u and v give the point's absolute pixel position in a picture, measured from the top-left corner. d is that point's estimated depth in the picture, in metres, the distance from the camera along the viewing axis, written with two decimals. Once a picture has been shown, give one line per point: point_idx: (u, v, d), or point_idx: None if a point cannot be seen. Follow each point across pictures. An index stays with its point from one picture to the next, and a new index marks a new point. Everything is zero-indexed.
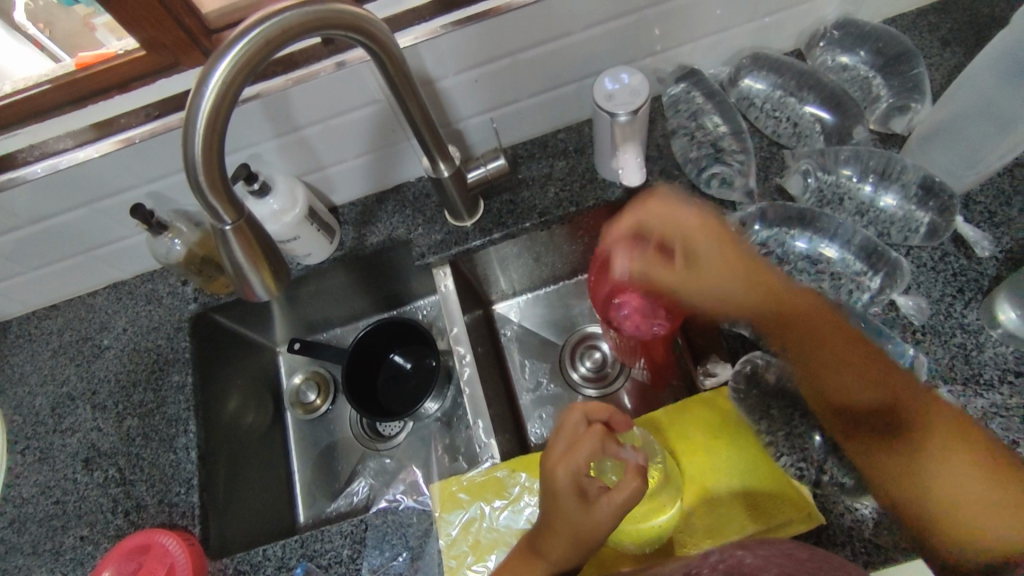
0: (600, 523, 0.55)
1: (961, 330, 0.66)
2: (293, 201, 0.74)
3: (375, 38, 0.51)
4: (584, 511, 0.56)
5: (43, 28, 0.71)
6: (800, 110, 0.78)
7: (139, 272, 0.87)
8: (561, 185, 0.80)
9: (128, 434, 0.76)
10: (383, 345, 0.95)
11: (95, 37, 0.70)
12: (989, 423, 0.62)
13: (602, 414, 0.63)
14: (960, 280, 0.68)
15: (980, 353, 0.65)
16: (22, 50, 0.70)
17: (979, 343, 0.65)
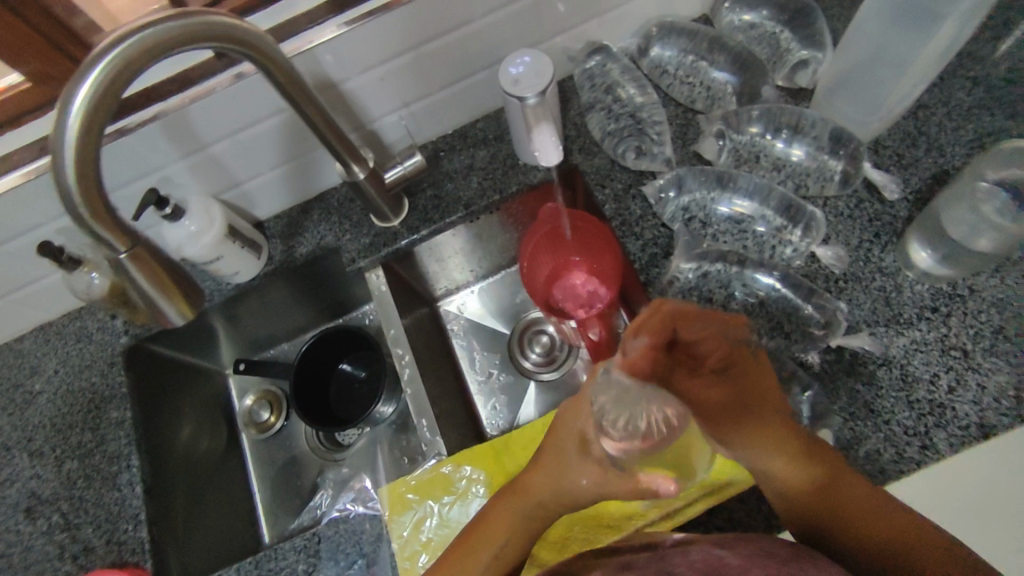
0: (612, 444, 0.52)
1: (880, 274, 0.68)
2: (210, 220, 0.72)
3: (258, 50, 0.50)
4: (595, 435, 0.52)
5: None
6: (710, 75, 0.78)
7: (65, 310, 0.84)
8: (483, 175, 0.80)
9: (68, 477, 0.74)
10: (329, 356, 0.94)
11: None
12: (913, 360, 0.63)
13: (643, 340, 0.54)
14: (875, 224, 0.70)
15: (899, 294, 0.66)
16: None
17: (897, 285, 0.67)
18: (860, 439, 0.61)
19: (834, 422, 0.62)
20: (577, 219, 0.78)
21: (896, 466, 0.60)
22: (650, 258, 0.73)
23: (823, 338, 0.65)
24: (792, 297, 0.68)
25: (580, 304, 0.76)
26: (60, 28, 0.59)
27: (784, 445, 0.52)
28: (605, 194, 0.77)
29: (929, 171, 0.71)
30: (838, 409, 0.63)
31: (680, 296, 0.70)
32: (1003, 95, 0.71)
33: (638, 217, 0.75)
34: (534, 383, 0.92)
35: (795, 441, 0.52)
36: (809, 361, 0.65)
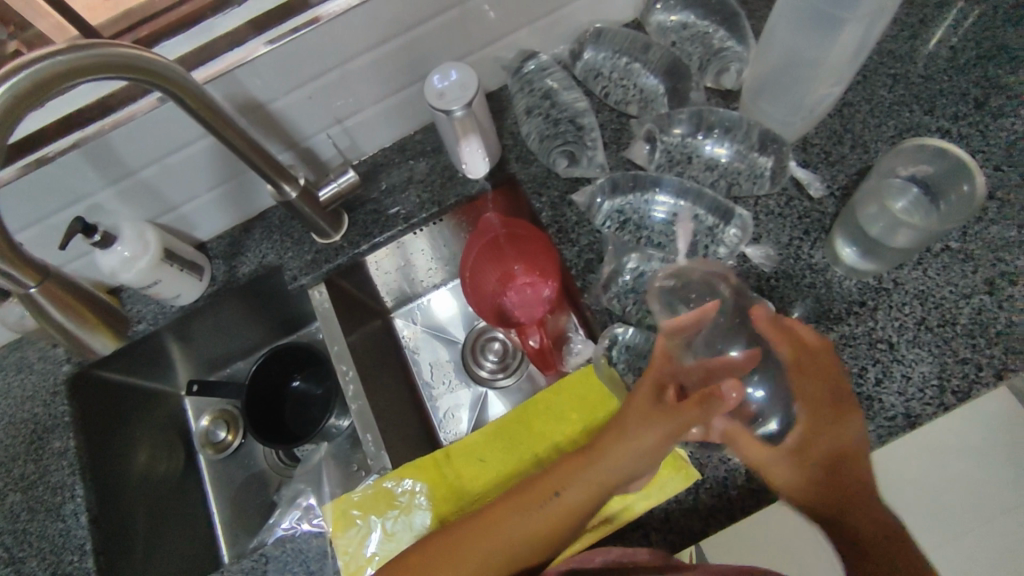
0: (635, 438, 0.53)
1: (809, 270, 0.68)
2: (144, 244, 0.72)
3: (166, 79, 0.50)
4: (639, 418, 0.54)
5: None
6: (641, 79, 0.79)
7: (6, 341, 0.83)
8: (422, 187, 0.81)
9: (12, 510, 0.74)
10: (281, 373, 0.94)
11: None
12: (842, 354, 0.64)
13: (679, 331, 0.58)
14: (805, 221, 0.71)
15: (830, 290, 0.67)
16: None
17: (827, 281, 0.67)
18: None
19: None
20: (510, 228, 0.79)
21: None
22: (587, 263, 0.73)
23: None
24: None
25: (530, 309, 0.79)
26: None
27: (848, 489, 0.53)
28: (541, 202, 0.77)
29: (855, 167, 0.72)
30: None
31: (615, 300, 0.71)
32: (924, 90, 0.73)
33: (574, 224, 0.75)
34: (489, 390, 0.92)
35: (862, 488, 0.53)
36: None
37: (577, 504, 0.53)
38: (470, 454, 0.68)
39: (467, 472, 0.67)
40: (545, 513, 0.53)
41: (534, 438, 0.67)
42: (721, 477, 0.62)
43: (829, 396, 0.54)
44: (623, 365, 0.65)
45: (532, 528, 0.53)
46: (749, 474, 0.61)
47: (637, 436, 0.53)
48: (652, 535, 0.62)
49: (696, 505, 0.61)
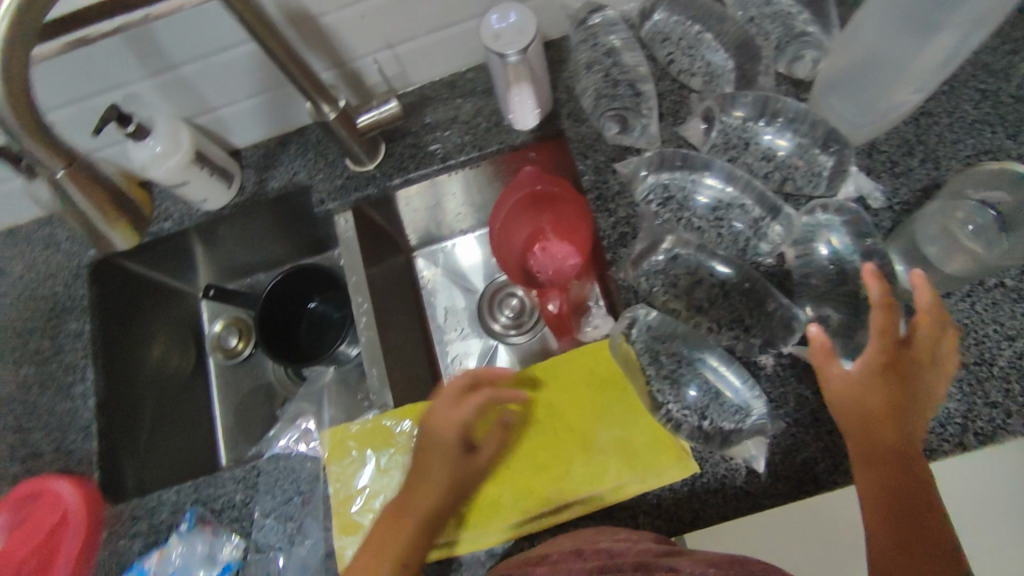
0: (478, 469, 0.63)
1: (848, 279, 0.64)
2: (177, 143, 0.70)
3: None
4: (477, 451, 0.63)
5: None
6: (711, 51, 0.74)
7: (35, 217, 0.83)
8: (464, 129, 0.78)
9: (24, 381, 0.76)
10: (300, 292, 0.94)
11: None
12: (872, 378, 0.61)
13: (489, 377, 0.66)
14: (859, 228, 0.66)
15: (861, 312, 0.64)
16: None
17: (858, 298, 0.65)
18: (799, 446, 0.61)
19: (776, 426, 0.62)
20: (544, 184, 0.77)
21: (830, 477, 0.60)
22: (619, 237, 0.72)
23: (777, 342, 0.64)
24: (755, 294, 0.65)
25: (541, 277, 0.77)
26: None
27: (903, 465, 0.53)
28: (585, 165, 0.74)
29: (920, 183, 0.68)
30: (784, 412, 0.62)
31: (641, 278, 0.69)
32: (1011, 112, 0.68)
33: (616, 193, 0.73)
34: (501, 345, 0.91)
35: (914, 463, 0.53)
36: (762, 364, 0.65)
37: (427, 527, 0.60)
38: None
39: (469, 425, 0.67)
40: (416, 524, 0.60)
41: (541, 403, 0.67)
42: (719, 475, 0.61)
43: (919, 383, 0.54)
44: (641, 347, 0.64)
45: (408, 541, 0.59)
46: (748, 476, 0.60)
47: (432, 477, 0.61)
48: (642, 518, 0.61)
49: (690, 496, 0.61)
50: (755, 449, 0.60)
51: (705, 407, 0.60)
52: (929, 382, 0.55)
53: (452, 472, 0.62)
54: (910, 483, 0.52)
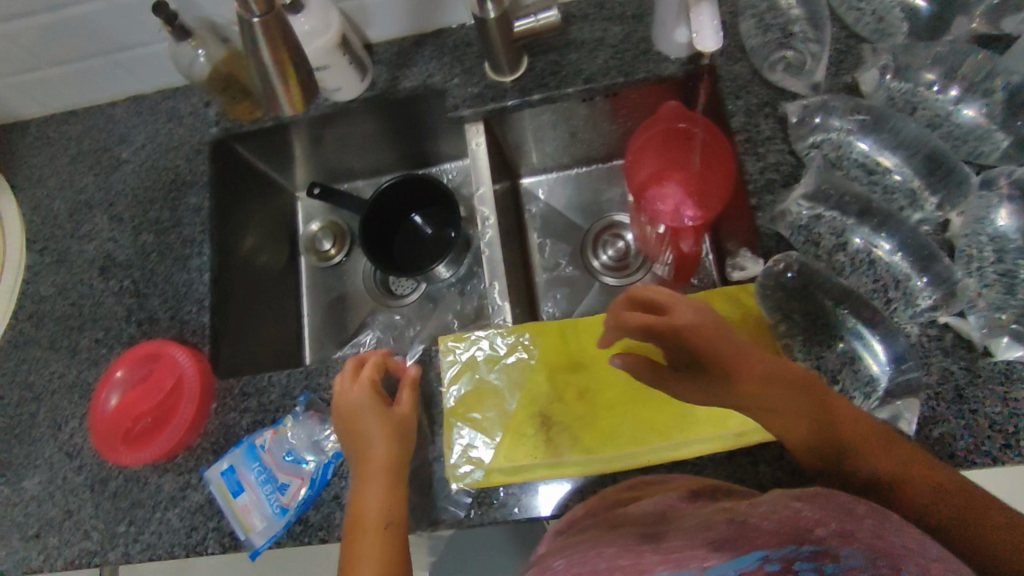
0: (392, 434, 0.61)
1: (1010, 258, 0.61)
2: (326, 24, 0.68)
3: None
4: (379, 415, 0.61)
5: None
6: (889, 3, 0.70)
7: (161, 87, 0.82)
8: (612, 52, 0.75)
9: (143, 248, 0.76)
10: (406, 203, 0.93)
11: None
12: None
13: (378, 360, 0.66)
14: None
15: None
16: None
17: None
18: (939, 420, 0.59)
19: (919, 397, 0.60)
20: (687, 121, 0.73)
21: (968, 455, 0.58)
22: (767, 184, 0.68)
23: (929, 311, 0.62)
24: (906, 265, 0.63)
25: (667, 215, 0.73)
26: None
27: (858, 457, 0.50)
28: (736, 105, 0.71)
29: None
30: (925, 384, 0.60)
31: (789, 229, 0.66)
32: None
33: (766, 137, 0.70)
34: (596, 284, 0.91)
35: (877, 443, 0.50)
36: (907, 330, 0.62)
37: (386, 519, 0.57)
38: (596, 331, 0.68)
39: (588, 348, 0.68)
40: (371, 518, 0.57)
41: None
42: None
43: (794, 402, 0.50)
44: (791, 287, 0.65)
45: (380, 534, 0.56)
46: None
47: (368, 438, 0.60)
48: (761, 466, 0.61)
49: None
50: (909, 411, 0.58)
51: (837, 371, 0.61)
52: (824, 389, 0.52)
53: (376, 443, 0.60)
54: (896, 467, 0.49)
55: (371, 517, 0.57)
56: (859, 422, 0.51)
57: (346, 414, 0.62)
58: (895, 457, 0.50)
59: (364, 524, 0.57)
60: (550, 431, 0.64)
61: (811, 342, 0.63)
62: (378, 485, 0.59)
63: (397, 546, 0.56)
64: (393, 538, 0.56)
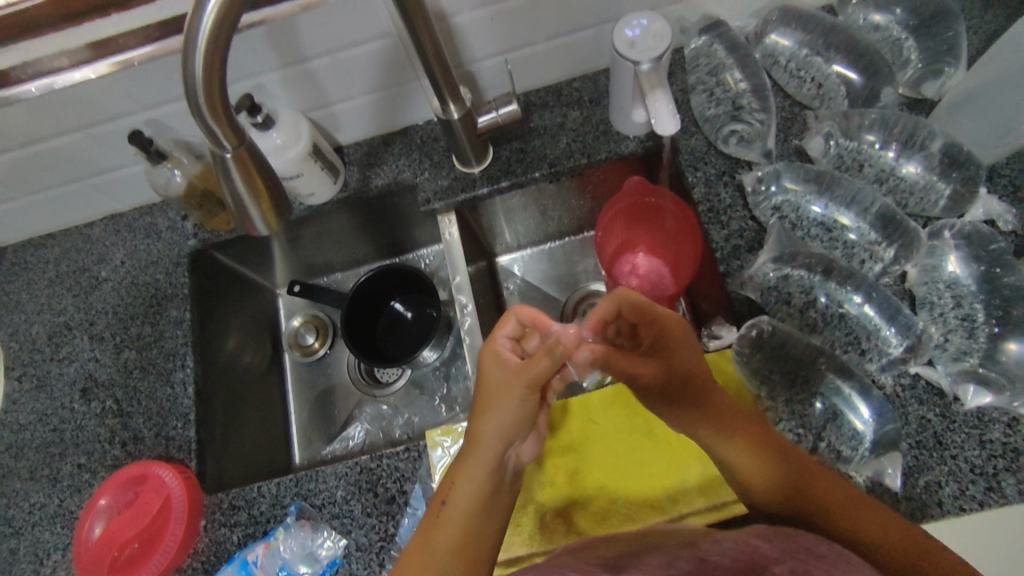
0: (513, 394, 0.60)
1: (959, 303, 0.63)
2: (297, 135, 0.71)
3: None
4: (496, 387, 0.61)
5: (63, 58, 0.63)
6: (827, 69, 0.74)
7: (137, 204, 0.84)
8: (573, 136, 0.78)
9: (125, 366, 0.76)
10: (385, 292, 0.95)
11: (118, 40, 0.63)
12: (1003, 412, 0.60)
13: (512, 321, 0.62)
14: (992, 256, 0.64)
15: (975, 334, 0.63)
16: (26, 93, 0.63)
17: None
18: (921, 469, 0.60)
19: (901, 448, 0.60)
20: (654, 194, 0.77)
21: (955, 503, 0.58)
22: (734, 249, 0.71)
23: (901, 362, 0.63)
24: (875, 316, 0.65)
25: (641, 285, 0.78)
26: None
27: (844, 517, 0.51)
28: (697, 177, 0.74)
29: None
30: (905, 435, 0.61)
31: (759, 292, 0.68)
32: None
33: (727, 205, 0.73)
34: None
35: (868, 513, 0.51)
36: (881, 382, 0.63)
37: (465, 511, 0.56)
38: (584, 411, 0.68)
39: (578, 428, 0.68)
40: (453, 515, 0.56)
41: (653, 410, 0.67)
42: None
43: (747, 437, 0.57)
44: (769, 351, 0.66)
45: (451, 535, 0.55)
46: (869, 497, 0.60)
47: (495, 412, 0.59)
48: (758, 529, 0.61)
49: None
50: (893, 466, 0.59)
51: (820, 428, 0.63)
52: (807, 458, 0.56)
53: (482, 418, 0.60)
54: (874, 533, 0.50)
55: (450, 499, 0.57)
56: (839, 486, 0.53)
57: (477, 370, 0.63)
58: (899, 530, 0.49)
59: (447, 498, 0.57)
60: (546, 518, 0.64)
61: (791, 402, 0.64)
62: (482, 466, 0.58)
63: (474, 525, 0.56)
64: (469, 512, 0.56)
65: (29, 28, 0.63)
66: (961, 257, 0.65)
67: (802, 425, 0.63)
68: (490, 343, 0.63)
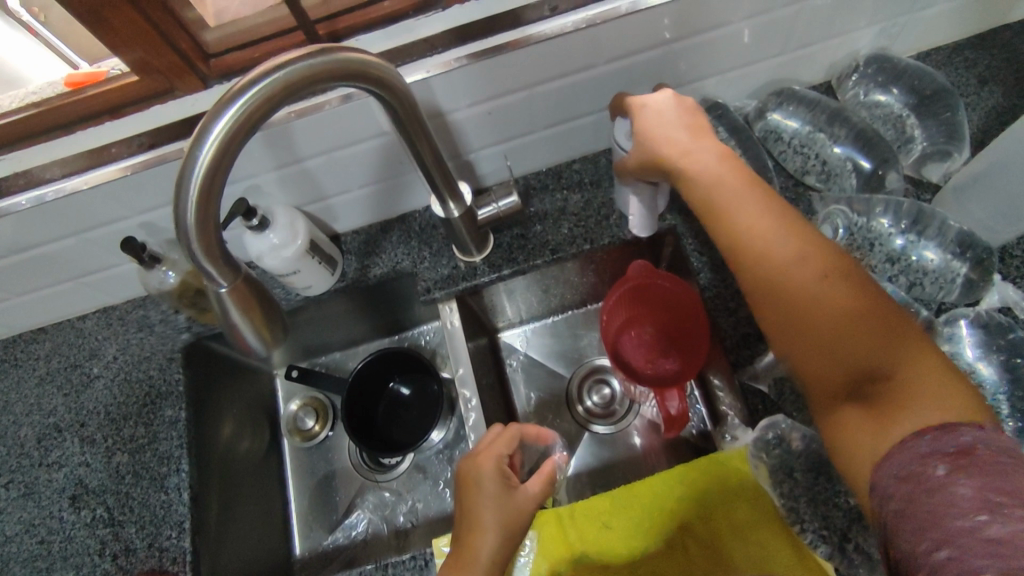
0: (525, 503, 0.62)
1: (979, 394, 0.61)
2: (294, 233, 0.70)
3: (396, 99, 0.48)
4: (504, 499, 0.61)
5: (54, 168, 0.63)
6: (829, 149, 0.73)
7: (130, 297, 0.83)
8: (575, 221, 0.77)
9: (117, 471, 0.74)
10: (384, 372, 0.92)
11: (110, 148, 0.63)
12: None
13: (505, 445, 0.64)
14: (1009, 344, 0.62)
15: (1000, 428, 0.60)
16: (16, 203, 0.63)
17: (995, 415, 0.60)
18: None
19: None
20: (658, 282, 0.76)
21: None
22: (743, 338, 0.69)
23: None
24: None
25: (643, 366, 0.79)
26: (189, 37, 0.58)
27: (887, 375, 0.46)
28: (702, 262, 0.73)
29: None
30: None
31: (771, 383, 0.66)
32: None
33: (735, 292, 0.71)
34: (586, 434, 0.89)
35: (916, 364, 0.46)
36: None
37: None
38: (596, 517, 0.67)
39: (588, 535, 0.66)
40: None
41: (665, 515, 0.65)
42: None
43: (794, 241, 0.51)
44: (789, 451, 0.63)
45: None
46: None
47: (498, 526, 0.59)
48: None
49: None
50: None
51: (846, 529, 0.59)
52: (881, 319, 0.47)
53: (484, 533, 0.58)
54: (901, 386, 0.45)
55: None
56: (883, 335, 0.47)
57: (466, 484, 0.62)
58: (950, 396, 0.44)
59: None
60: None
61: (814, 501, 0.61)
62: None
63: None
64: None
65: (21, 137, 0.63)
66: (978, 345, 0.63)
67: (826, 527, 0.59)
68: (482, 456, 0.63)
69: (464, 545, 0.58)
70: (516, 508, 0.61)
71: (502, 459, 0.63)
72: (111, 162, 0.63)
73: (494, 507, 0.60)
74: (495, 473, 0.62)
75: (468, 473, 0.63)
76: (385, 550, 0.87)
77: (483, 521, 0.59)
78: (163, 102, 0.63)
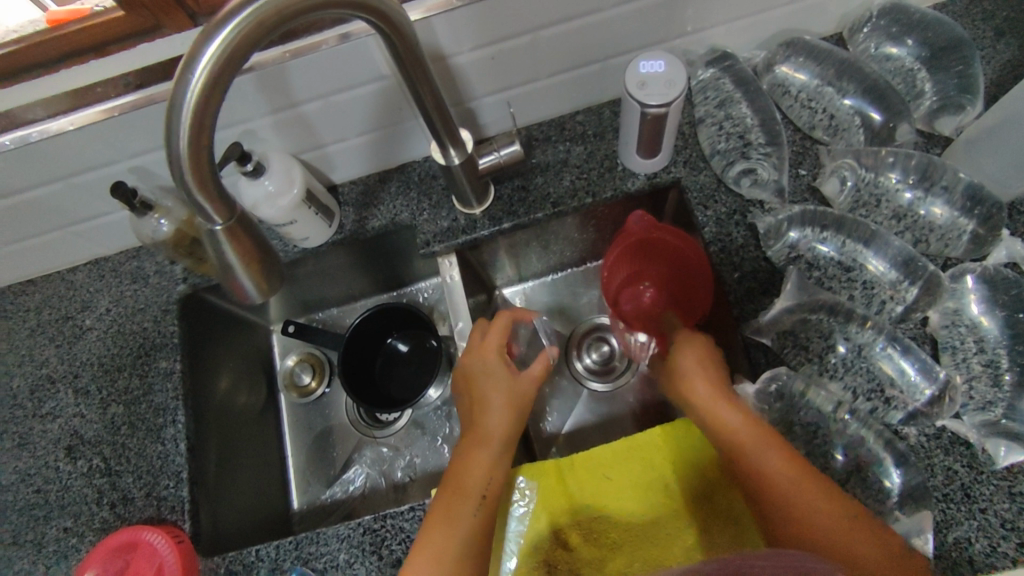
0: (527, 380, 0.65)
1: (979, 346, 0.61)
2: (290, 181, 0.68)
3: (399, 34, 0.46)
4: (510, 376, 0.64)
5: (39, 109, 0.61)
6: (838, 102, 0.72)
7: (123, 248, 0.81)
8: (578, 172, 0.75)
9: (112, 422, 0.73)
10: (381, 329, 0.91)
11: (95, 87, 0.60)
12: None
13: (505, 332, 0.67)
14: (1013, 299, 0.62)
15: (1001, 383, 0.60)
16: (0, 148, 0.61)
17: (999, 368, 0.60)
18: (951, 524, 0.57)
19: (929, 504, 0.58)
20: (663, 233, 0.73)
21: (988, 559, 0.56)
22: (747, 292, 0.68)
23: (925, 415, 0.61)
24: (913, 373, 0.62)
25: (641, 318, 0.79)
26: None
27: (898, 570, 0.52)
28: (707, 216, 0.72)
29: None
30: (933, 488, 0.58)
31: (775, 337, 0.65)
32: None
33: (740, 246, 0.70)
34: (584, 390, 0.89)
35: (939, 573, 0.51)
36: (903, 434, 0.61)
37: (485, 515, 0.56)
38: (594, 468, 0.67)
39: (588, 483, 0.66)
40: (465, 528, 0.55)
41: (663, 465, 0.66)
42: None
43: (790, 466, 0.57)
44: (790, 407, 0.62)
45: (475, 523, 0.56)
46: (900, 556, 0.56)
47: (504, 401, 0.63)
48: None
49: None
50: (923, 528, 0.56)
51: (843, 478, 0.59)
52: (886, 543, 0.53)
53: (489, 412, 0.62)
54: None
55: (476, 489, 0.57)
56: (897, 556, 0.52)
57: (472, 372, 0.65)
58: None
59: (467, 497, 0.57)
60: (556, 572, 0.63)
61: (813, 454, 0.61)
62: (494, 450, 0.60)
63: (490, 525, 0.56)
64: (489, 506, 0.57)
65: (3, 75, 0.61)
66: (982, 299, 0.63)
67: None
68: (481, 346, 0.66)
69: (472, 425, 0.62)
70: (521, 386, 0.64)
71: (502, 344, 0.66)
72: (98, 101, 0.60)
73: (502, 386, 0.63)
74: (497, 360, 0.65)
75: (468, 364, 0.66)
76: (384, 502, 0.87)
77: (488, 400, 0.62)
78: (150, 40, 0.60)
